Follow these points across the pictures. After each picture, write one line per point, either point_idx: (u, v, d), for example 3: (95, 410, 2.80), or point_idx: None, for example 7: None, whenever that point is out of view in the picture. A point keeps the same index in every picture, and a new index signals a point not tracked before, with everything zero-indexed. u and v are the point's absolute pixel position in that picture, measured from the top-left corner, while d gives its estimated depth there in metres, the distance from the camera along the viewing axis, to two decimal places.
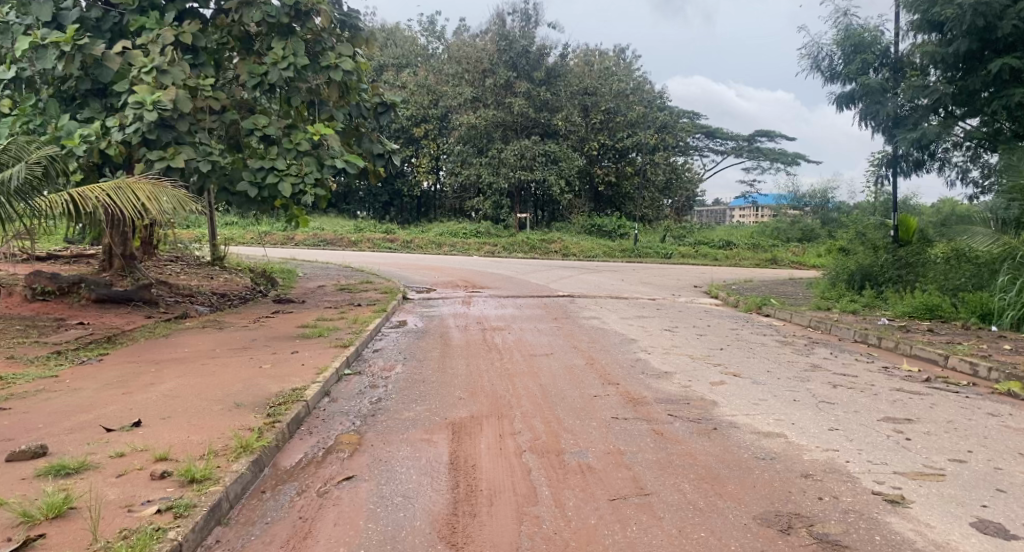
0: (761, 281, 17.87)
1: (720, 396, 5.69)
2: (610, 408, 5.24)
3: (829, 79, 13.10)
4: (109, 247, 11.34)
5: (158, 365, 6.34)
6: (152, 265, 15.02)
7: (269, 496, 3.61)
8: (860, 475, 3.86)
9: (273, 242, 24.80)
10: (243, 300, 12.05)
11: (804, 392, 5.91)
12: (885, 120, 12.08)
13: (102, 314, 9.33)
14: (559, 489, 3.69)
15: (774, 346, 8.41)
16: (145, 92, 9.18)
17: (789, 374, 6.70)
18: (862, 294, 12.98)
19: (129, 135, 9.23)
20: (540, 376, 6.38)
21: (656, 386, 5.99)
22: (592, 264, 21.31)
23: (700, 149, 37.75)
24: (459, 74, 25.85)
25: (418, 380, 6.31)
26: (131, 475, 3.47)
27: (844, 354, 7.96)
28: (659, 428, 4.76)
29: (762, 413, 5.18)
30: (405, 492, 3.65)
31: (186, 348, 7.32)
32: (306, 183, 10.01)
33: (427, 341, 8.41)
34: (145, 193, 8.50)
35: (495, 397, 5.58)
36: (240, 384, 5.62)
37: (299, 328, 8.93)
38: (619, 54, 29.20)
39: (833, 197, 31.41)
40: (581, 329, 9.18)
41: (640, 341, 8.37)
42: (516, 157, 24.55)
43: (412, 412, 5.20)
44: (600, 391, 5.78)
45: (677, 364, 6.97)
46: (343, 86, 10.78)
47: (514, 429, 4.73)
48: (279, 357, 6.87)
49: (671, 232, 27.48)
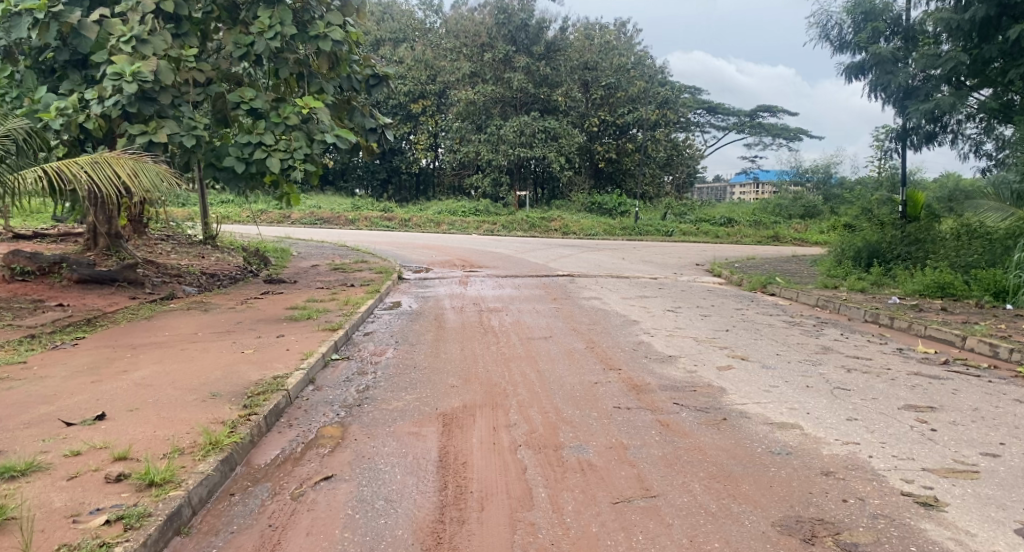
0: (764, 258, 17.48)
1: (728, 383, 5.35)
2: (612, 397, 4.92)
3: (838, 49, 12.62)
4: (93, 226, 10.95)
5: (134, 351, 5.99)
6: (141, 244, 14.64)
7: (238, 500, 3.29)
8: (886, 472, 3.54)
9: (269, 221, 24.37)
10: (233, 280, 11.69)
11: (817, 377, 5.58)
12: (895, 91, 11.59)
13: (84, 296, 8.97)
14: (557, 490, 3.36)
15: (782, 326, 8.05)
16: (124, 63, 8.74)
17: (800, 357, 6.37)
18: (869, 272, 12.55)
19: (109, 108, 8.82)
20: (537, 361, 6.04)
21: (660, 372, 5.66)
22: (592, 242, 20.96)
23: (702, 125, 37.20)
24: (457, 48, 25.29)
25: (409, 366, 5.97)
26: (83, 479, 3.15)
27: (855, 335, 7.62)
28: (664, 419, 4.43)
29: (774, 402, 4.84)
30: (388, 494, 3.33)
31: (167, 331, 6.97)
32: (295, 159, 9.58)
33: (421, 324, 8.07)
34: (126, 169, 8.07)
35: (490, 385, 5.26)
36: (218, 372, 5.28)
37: (288, 310, 8.58)
38: (620, 27, 28.47)
39: (837, 172, 30.94)
40: (581, 310, 8.85)
41: (643, 322, 8.03)
42: (515, 133, 24.03)
43: (401, 402, 4.87)
44: (601, 378, 5.44)
45: (681, 347, 6.64)
46: (333, 57, 10.35)
47: (509, 420, 4.40)
48: (263, 342, 6.51)
49: (672, 210, 27.05)
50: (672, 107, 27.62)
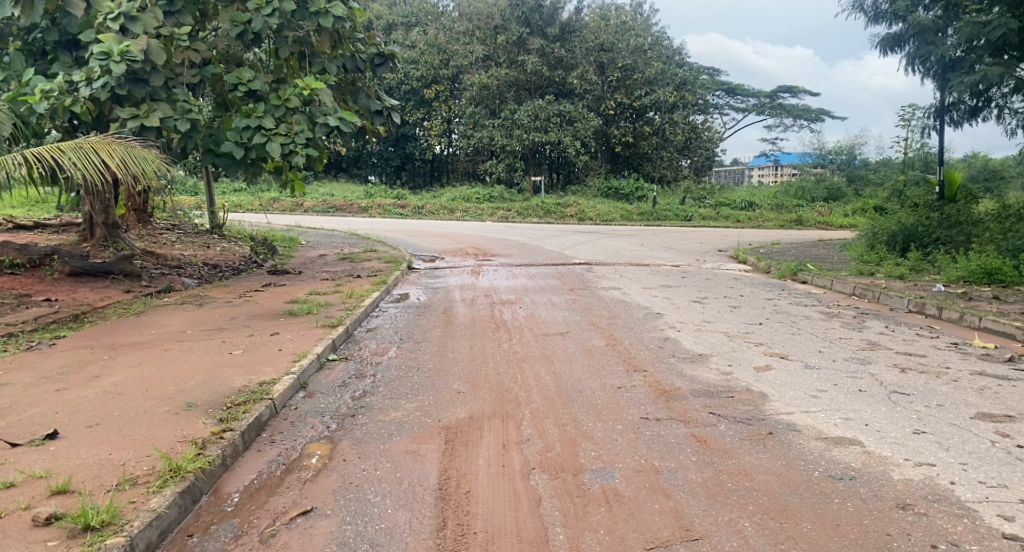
0: (789, 243, 16.74)
1: (770, 388, 4.72)
2: (637, 405, 4.34)
3: (872, 20, 11.71)
4: (89, 216, 10.47)
5: (113, 352, 5.48)
6: (145, 232, 14.18)
7: (197, 544, 2.78)
8: (978, 506, 2.97)
9: (281, 209, 23.91)
10: (236, 271, 11.17)
11: (868, 379, 4.94)
12: (937, 63, 10.78)
13: (75, 290, 8.50)
14: (577, 531, 2.84)
15: (820, 319, 7.40)
16: (112, 41, 8.21)
17: (845, 355, 5.73)
18: (905, 257, 11.82)
19: (98, 91, 8.31)
20: (554, 362, 5.47)
21: (691, 374, 5.06)
22: (609, 228, 20.33)
23: (721, 108, 36.36)
24: (470, 31, 24.57)
25: (413, 368, 5.42)
26: (7, 521, 2.64)
27: (903, 328, 6.95)
28: (699, 433, 3.85)
29: (825, 411, 4.22)
30: (376, 536, 2.82)
31: (153, 329, 6.45)
32: (296, 143, 8.98)
33: (427, 319, 7.49)
34: (110, 154, 7.50)
35: (500, 391, 4.69)
36: (199, 377, 4.75)
37: (287, 304, 8.05)
38: (636, 7, 27.46)
39: (861, 153, 29.79)
40: (600, 302, 8.26)
41: (668, 315, 7.41)
42: (530, 118, 23.36)
43: (401, 412, 4.32)
44: (625, 382, 4.86)
45: (712, 345, 6.02)
46: (335, 34, 9.75)
47: (520, 436, 3.84)
48: (255, 341, 5.98)
49: (692, 194, 26.28)
50: (690, 88, 26.75)
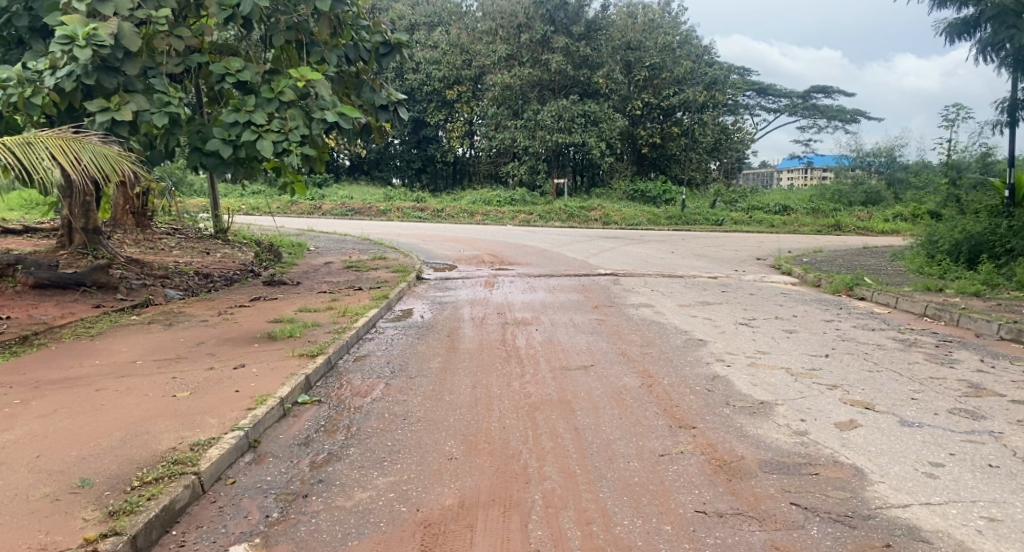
0: (831, 252, 15.31)
1: (866, 459, 3.52)
2: (693, 489, 3.18)
3: (937, 5, 10.35)
4: (67, 220, 9.47)
5: (30, 395, 4.41)
6: (143, 237, 13.22)
7: None
8: None
9: (299, 212, 23.05)
10: (228, 282, 10.14)
11: (993, 444, 3.74)
12: (1018, 49, 9.42)
13: (35, 306, 7.51)
14: None
15: (897, 349, 6.15)
16: (76, 24, 7.07)
17: (947, 403, 4.52)
18: (975, 269, 10.40)
19: (63, 81, 7.24)
20: (578, 412, 4.30)
21: (757, 436, 3.86)
22: (636, 233, 19.17)
23: (751, 108, 34.89)
24: (493, 30, 23.28)
25: (398, 418, 4.28)
26: None
27: (1002, 361, 5.72)
28: (784, 545, 2.72)
29: (957, 501, 3.04)
30: None
31: (99, 359, 5.39)
32: (290, 141, 7.80)
33: (429, 344, 6.38)
34: (59, 149, 6.13)
35: (504, 458, 3.56)
36: (115, 436, 3.65)
37: (270, 324, 6.99)
38: (666, 4, 26.13)
39: (901, 156, 28.18)
40: (630, 324, 7.08)
41: (713, 343, 6.21)
42: (553, 118, 22.17)
43: (369, 493, 3.20)
44: (670, 448, 3.68)
45: (775, 388, 4.80)
46: (335, 19, 8.71)
47: (526, 545, 2.75)
48: (211, 377, 4.88)
49: (722, 197, 24.90)
50: (721, 88, 25.25)
